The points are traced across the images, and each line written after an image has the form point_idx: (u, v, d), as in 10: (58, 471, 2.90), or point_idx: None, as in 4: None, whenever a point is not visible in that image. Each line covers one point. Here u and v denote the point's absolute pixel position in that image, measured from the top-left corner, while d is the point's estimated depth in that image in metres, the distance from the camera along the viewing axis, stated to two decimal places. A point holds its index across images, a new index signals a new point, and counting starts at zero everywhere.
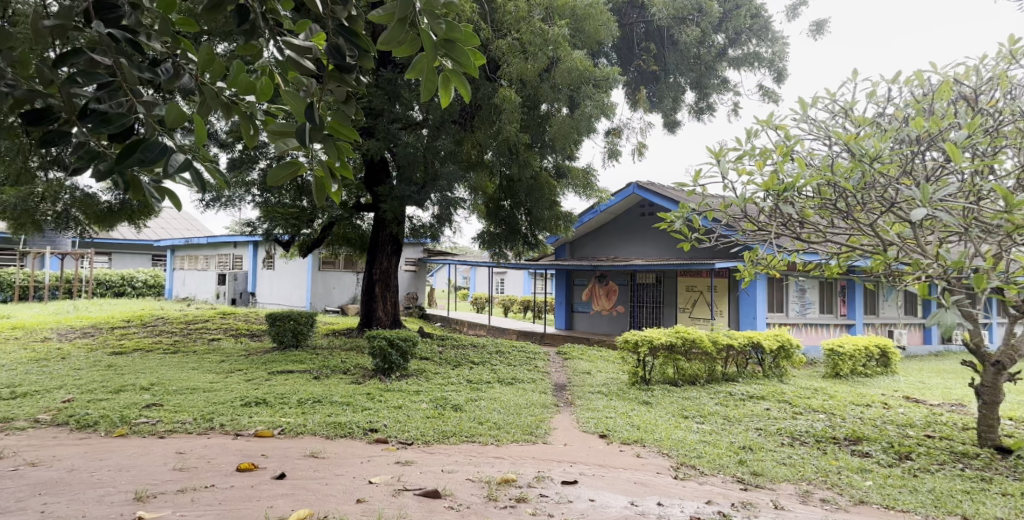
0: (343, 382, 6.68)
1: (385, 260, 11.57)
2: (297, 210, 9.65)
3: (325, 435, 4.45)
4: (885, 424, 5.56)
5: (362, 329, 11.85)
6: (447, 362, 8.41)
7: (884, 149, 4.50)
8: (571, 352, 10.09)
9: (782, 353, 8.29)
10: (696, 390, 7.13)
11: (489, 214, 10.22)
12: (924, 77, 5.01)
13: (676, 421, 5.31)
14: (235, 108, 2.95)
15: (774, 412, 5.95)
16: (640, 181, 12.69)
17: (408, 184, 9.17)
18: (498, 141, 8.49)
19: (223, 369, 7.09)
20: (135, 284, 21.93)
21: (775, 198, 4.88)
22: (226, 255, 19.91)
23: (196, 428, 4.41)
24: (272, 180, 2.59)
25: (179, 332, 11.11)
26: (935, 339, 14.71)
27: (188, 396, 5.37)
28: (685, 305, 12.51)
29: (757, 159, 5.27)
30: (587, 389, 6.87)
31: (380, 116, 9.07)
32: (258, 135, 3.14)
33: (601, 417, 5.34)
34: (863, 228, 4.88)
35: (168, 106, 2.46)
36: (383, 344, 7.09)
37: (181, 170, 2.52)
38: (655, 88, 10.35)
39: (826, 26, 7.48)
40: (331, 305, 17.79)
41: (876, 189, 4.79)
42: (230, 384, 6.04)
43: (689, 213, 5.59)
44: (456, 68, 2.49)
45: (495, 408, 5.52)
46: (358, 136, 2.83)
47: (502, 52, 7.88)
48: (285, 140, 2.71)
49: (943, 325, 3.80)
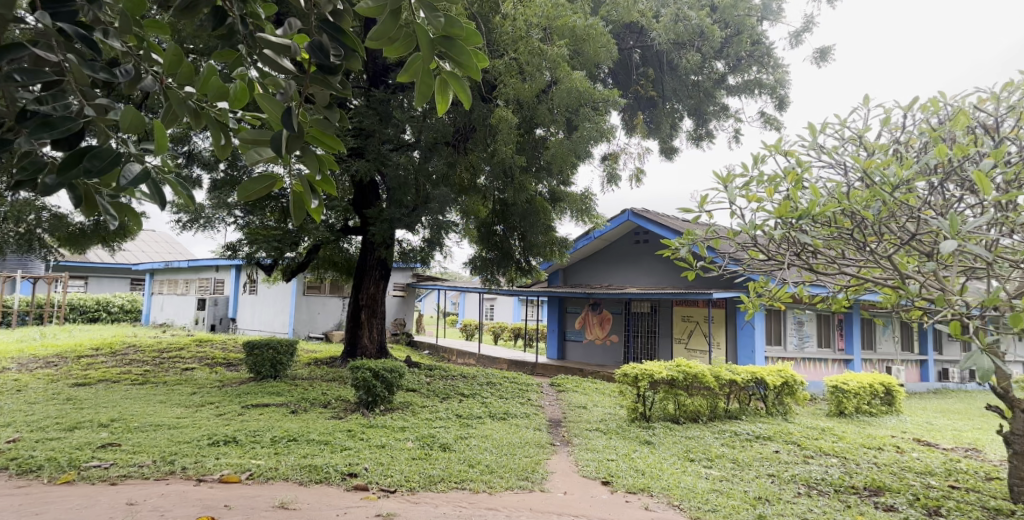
0: (323, 417, 6.25)
1: (373, 286, 11.17)
2: (280, 232, 9.24)
3: (299, 480, 4.03)
4: (904, 472, 5.22)
5: (346, 357, 11.39)
6: (436, 395, 7.98)
7: (906, 177, 4.27)
8: (566, 384, 9.70)
9: (787, 389, 7.94)
10: (699, 428, 6.78)
11: (482, 239, 9.90)
12: (940, 103, 4.81)
13: (683, 466, 4.94)
14: (205, 115, 2.62)
15: (784, 455, 5.60)
16: (635, 208, 12.47)
17: (399, 207, 8.83)
18: (493, 164, 8.24)
19: (193, 402, 6.61)
20: (110, 309, 21.23)
21: (788, 226, 4.59)
22: (208, 278, 19.39)
23: (154, 473, 3.97)
24: (242, 194, 2.28)
25: (151, 361, 10.56)
26: (932, 375, 14.49)
27: (150, 435, 4.92)
28: (681, 336, 12.22)
29: (766, 186, 5.02)
30: (583, 426, 6.48)
31: (370, 137, 8.79)
32: (230, 145, 2.81)
33: (600, 459, 4.95)
34: (881, 261, 4.62)
35: (124, 109, 2.13)
36: (367, 375, 6.67)
37: (136, 183, 2.18)
38: (652, 114, 10.17)
39: (830, 53, 7.32)
40: (314, 331, 17.29)
41: (896, 219, 4.53)
42: (198, 420, 5.58)
43: (694, 241, 5.29)
44: (454, 70, 2.22)
45: (488, 449, 5.11)
46: (344, 147, 2.53)
47: (499, 73, 7.64)
48: (259, 150, 2.41)
49: (980, 368, 3.49)
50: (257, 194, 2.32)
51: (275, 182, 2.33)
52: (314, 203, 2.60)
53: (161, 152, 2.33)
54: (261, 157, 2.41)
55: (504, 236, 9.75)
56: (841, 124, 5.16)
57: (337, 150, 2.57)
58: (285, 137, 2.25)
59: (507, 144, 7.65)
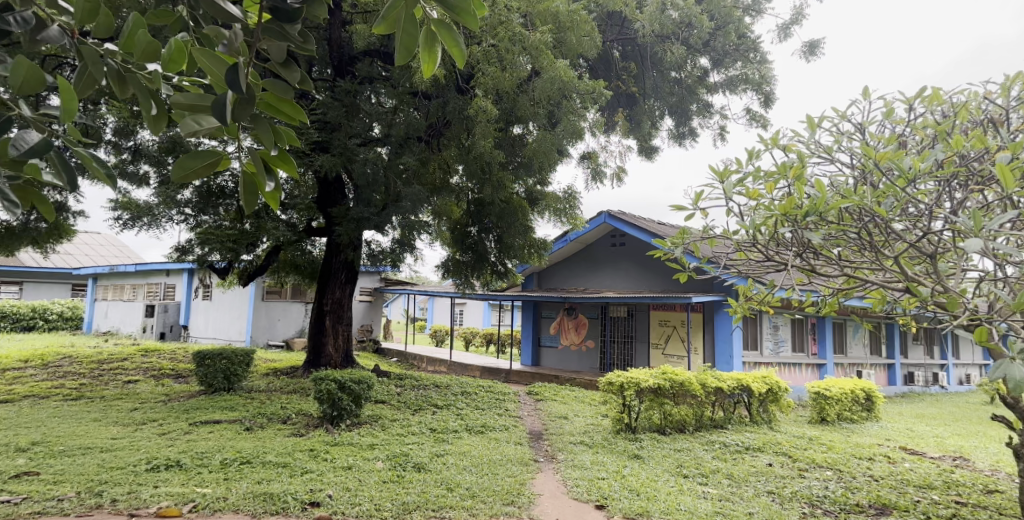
0: (282, 434, 5.69)
1: (338, 290, 10.57)
2: (236, 232, 8.57)
3: (251, 512, 3.51)
4: (904, 485, 4.94)
5: (308, 367, 10.75)
6: (407, 406, 7.48)
7: (923, 169, 3.93)
8: (543, 393, 9.28)
9: (771, 397, 7.68)
10: (686, 439, 6.45)
11: (455, 241, 9.41)
12: (944, 94, 4.41)
13: (677, 483, 4.57)
14: (128, 79, 2.08)
15: (778, 469, 5.29)
16: (612, 210, 12.19)
17: (366, 206, 8.27)
18: (469, 160, 7.79)
19: (134, 420, 5.97)
20: (48, 317, 19.90)
21: (795, 224, 4.21)
22: (158, 284, 18.39)
23: (77, 508, 3.44)
24: (178, 173, 1.79)
25: (90, 374, 9.74)
26: (900, 379, 14.58)
27: (77, 460, 4.32)
28: (658, 340, 11.98)
29: (764, 183, 4.64)
30: (567, 439, 6.07)
31: (337, 131, 8.25)
32: (165, 118, 2.26)
33: (589, 478, 4.55)
34: (886, 262, 4.33)
35: (16, 59, 1.63)
36: (331, 387, 6.15)
37: (31, 155, 1.67)
38: (633, 112, 9.92)
39: (819, 46, 7.12)
40: (274, 338, 16.52)
41: (908, 217, 4.20)
42: (137, 441, 4.99)
43: (686, 242, 4.94)
44: (444, 17, 1.77)
45: (466, 468, 4.64)
46: (305, 118, 2.05)
47: (477, 60, 7.18)
48: (199, 118, 1.90)
49: (1012, 378, 3.21)
50: (197, 175, 1.83)
51: (219, 159, 1.85)
52: (270, 185, 2.08)
53: (68, 120, 1.82)
54: (201, 128, 1.90)
55: (478, 237, 9.32)
56: (841, 118, 4.83)
57: (298, 123, 2.09)
58: (230, 101, 1.77)
59: (485, 138, 7.22)
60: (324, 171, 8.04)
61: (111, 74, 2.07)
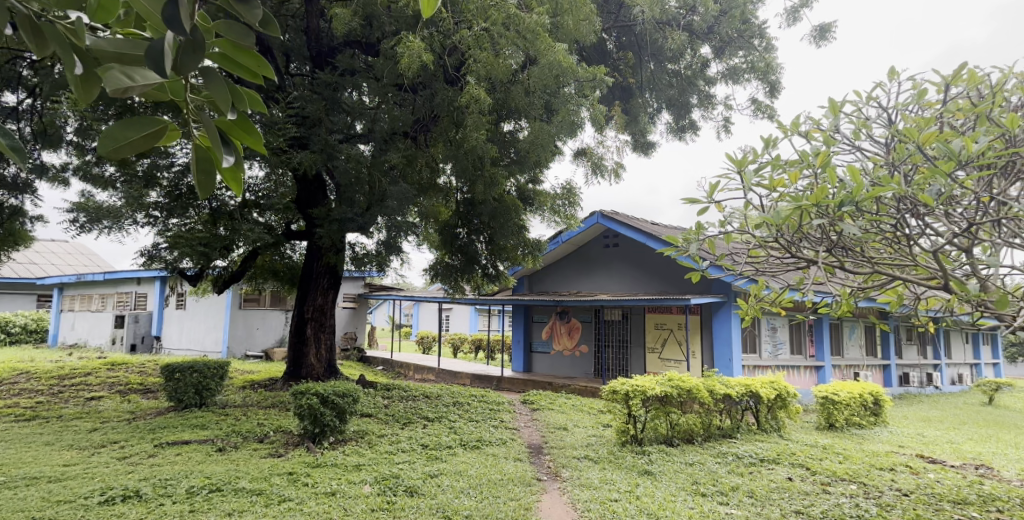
0: (257, 455, 5.16)
1: (320, 297, 10.02)
2: (207, 236, 7.92)
3: None
4: (939, 502, 4.55)
5: (288, 378, 10.18)
6: (394, 420, 6.99)
7: (977, 151, 3.50)
8: (539, 402, 8.86)
9: (781, 403, 7.32)
10: (695, 450, 6.06)
11: (443, 244, 8.94)
12: (981, 73, 4.05)
13: (696, 504, 4.18)
14: (45, 29, 1.46)
15: (800, 484, 4.91)
16: (604, 210, 11.82)
17: (350, 207, 7.83)
18: (459, 155, 7.34)
19: (91, 443, 5.40)
20: (10, 330, 18.95)
21: (829, 215, 3.76)
22: (128, 293, 17.68)
23: None
24: (107, 146, 1.31)
25: (50, 391, 9.08)
26: (896, 380, 14.37)
27: (15, 494, 3.78)
28: (653, 344, 11.62)
29: (786, 173, 4.26)
30: (570, 454, 5.64)
31: (317, 126, 7.74)
32: (97, 85, 1.55)
33: (601, 500, 4.12)
34: (924, 259, 3.92)
35: None
36: (314, 402, 5.66)
37: None
38: (629, 105, 9.67)
39: (829, 30, 6.84)
40: (253, 349, 15.91)
41: (952, 209, 3.79)
42: (92, 468, 4.46)
43: (699, 240, 4.54)
44: None
45: (465, 491, 4.18)
46: (273, 72, 1.53)
47: (467, 46, 6.76)
48: (132, 72, 1.32)
49: None
50: (134, 148, 1.35)
51: (164, 128, 1.38)
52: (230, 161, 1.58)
53: None
54: (134, 84, 1.32)
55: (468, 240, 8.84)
56: (866, 100, 4.46)
57: (263, 79, 1.57)
58: (170, 48, 1.28)
59: (477, 130, 6.82)
60: (303, 169, 7.54)
61: (23, 26, 1.46)
